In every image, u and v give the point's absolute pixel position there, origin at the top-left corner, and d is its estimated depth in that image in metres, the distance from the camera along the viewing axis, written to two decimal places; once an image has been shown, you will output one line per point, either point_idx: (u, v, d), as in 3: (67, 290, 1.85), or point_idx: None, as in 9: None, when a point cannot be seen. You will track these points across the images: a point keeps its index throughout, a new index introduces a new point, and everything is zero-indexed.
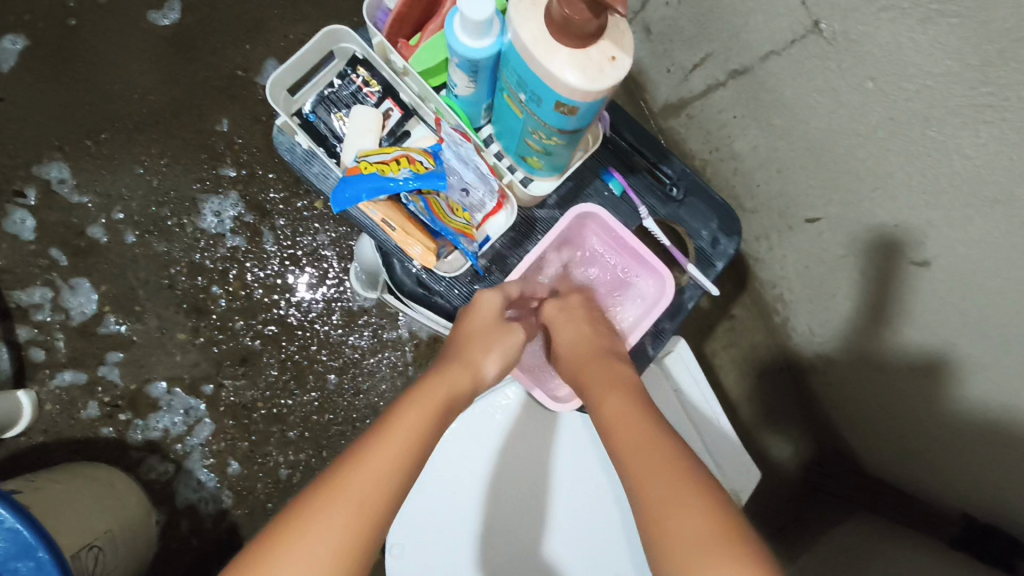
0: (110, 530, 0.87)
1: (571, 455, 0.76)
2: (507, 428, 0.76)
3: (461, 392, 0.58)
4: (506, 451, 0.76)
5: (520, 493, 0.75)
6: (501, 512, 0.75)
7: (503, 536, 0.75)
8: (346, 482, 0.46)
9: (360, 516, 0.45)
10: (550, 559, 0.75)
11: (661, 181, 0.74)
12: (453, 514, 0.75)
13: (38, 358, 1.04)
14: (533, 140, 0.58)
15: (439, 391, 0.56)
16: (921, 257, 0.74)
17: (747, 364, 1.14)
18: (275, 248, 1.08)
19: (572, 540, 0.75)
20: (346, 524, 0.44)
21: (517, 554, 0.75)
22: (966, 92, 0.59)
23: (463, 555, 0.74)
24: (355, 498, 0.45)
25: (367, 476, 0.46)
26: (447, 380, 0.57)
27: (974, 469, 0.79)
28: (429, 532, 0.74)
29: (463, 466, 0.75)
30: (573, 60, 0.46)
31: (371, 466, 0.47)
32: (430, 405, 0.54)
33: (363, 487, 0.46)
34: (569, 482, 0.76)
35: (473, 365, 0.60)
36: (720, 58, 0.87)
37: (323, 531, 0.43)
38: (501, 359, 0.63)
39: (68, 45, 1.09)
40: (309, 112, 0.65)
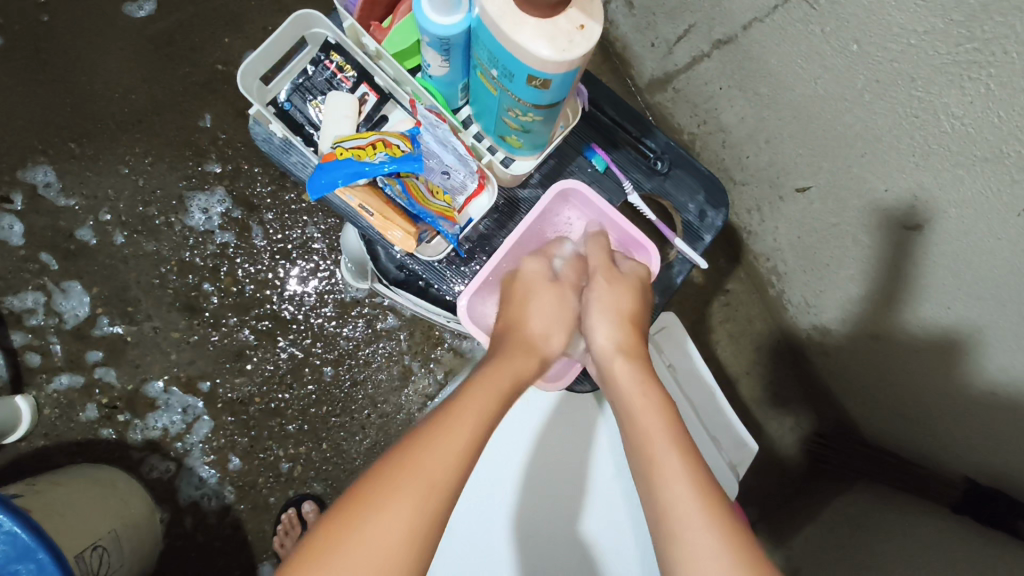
0: (114, 530, 0.87)
1: (612, 450, 0.75)
2: (545, 423, 0.76)
3: (525, 375, 0.59)
4: (544, 446, 0.76)
5: (560, 488, 0.75)
6: (540, 507, 0.74)
7: (542, 534, 0.73)
8: (418, 457, 0.47)
9: (435, 494, 0.45)
10: (590, 558, 0.73)
11: (645, 155, 0.72)
12: (486, 514, 0.74)
13: (34, 363, 1.04)
14: (510, 118, 0.57)
15: (504, 375, 0.57)
16: (913, 221, 0.73)
17: (744, 338, 1.13)
18: (265, 243, 1.08)
19: (614, 538, 0.73)
20: (420, 503, 0.45)
21: (555, 552, 0.73)
22: (951, 49, 0.58)
23: (501, 553, 0.73)
24: (428, 475, 0.46)
25: (439, 453, 0.47)
26: (511, 363, 0.59)
27: (974, 432, 0.78)
28: (467, 528, 0.73)
29: (500, 461, 0.75)
30: (541, 32, 0.44)
31: (443, 443, 0.48)
32: (497, 389, 0.55)
33: (436, 465, 0.47)
34: (611, 477, 0.74)
35: (535, 349, 0.62)
36: (703, 29, 0.86)
37: (399, 509, 0.44)
38: (561, 340, 0.65)
39: (46, 46, 1.08)
40: (283, 100, 0.63)
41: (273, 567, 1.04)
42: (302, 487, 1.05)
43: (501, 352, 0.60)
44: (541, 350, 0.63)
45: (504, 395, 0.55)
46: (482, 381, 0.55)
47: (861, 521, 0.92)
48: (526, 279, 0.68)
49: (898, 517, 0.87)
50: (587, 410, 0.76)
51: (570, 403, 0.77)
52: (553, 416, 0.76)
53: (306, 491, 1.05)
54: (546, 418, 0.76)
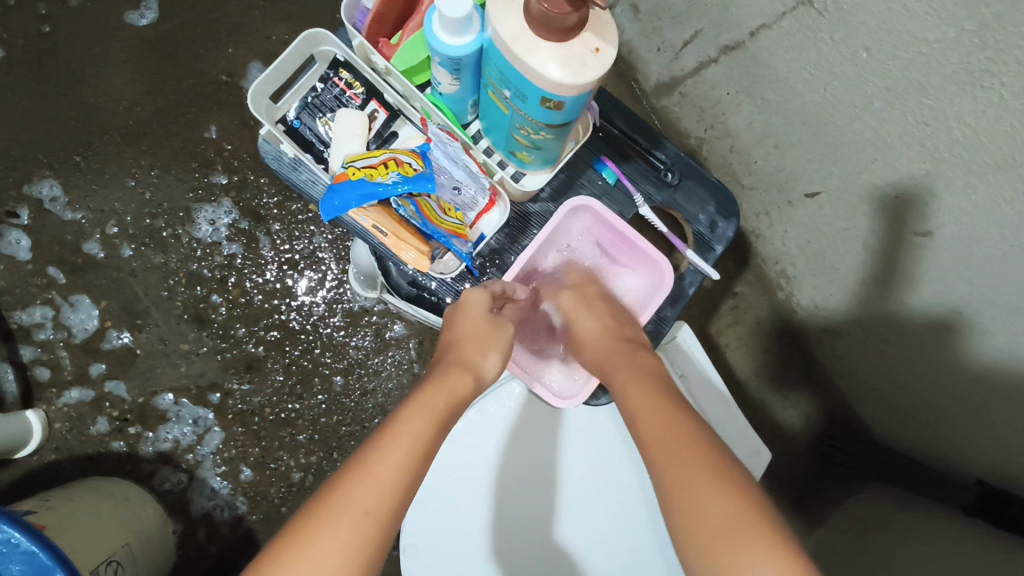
0: (128, 544, 0.88)
1: (583, 450, 0.76)
2: (514, 426, 0.76)
3: (463, 394, 0.57)
4: (515, 450, 0.76)
5: (534, 492, 0.75)
6: (516, 512, 0.75)
7: (519, 538, 0.74)
8: (352, 488, 0.46)
9: (365, 526, 0.44)
10: (568, 556, 0.74)
11: (656, 167, 0.72)
12: (464, 514, 0.74)
13: (44, 377, 1.04)
14: (522, 135, 0.57)
15: (441, 396, 0.55)
16: (925, 228, 0.73)
17: (754, 340, 1.13)
18: (272, 253, 1.08)
19: (589, 536, 0.75)
20: (352, 536, 0.43)
21: (534, 554, 0.74)
22: (962, 58, 0.58)
23: (479, 558, 0.74)
24: (359, 508, 0.45)
25: (371, 484, 0.46)
26: (448, 382, 0.57)
27: (987, 436, 0.78)
28: (444, 537, 0.74)
29: (473, 469, 0.75)
30: (555, 55, 0.44)
31: (376, 473, 0.47)
32: (433, 410, 0.53)
33: (367, 496, 0.45)
34: (584, 476, 0.76)
35: (473, 366, 0.60)
36: (710, 34, 0.86)
37: (330, 543, 0.43)
38: (500, 357, 0.63)
39: (49, 60, 1.08)
40: (293, 118, 0.63)
41: None
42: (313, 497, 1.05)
43: (438, 373, 0.58)
44: (479, 369, 0.60)
45: (443, 417, 0.53)
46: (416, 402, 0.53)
47: (874, 524, 0.92)
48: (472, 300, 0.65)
49: (911, 521, 0.87)
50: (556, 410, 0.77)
51: (536, 406, 0.77)
52: (521, 419, 0.76)
53: None
54: (514, 422, 0.76)
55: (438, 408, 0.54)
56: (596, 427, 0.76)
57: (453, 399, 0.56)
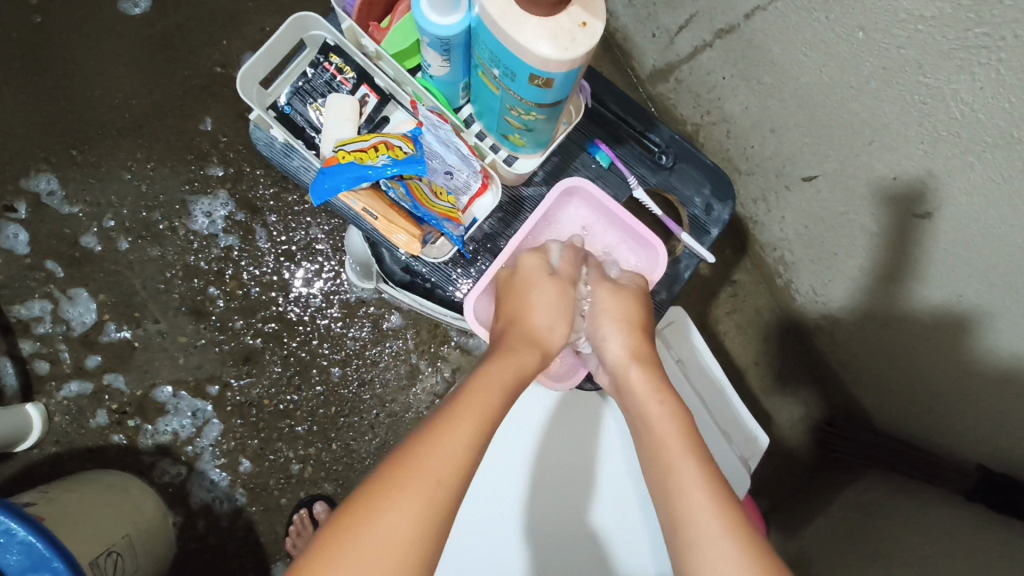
0: (128, 535, 0.88)
1: (620, 444, 0.74)
2: (550, 420, 0.74)
3: (529, 371, 0.57)
4: (555, 446, 0.74)
5: (569, 485, 0.73)
6: (550, 506, 0.72)
7: (552, 533, 0.72)
8: (420, 458, 0.45)
9: (435, 497, 0.44)
10: (604, 554, 0.71)
11: (650, 150, 0.72)
12: (500, 523, 0.72)
13: (43, 370, 1.04)
14: (513, 117, 0.56)
15: (508, 371, 0.55)
16: (923, 209, 0.72)
17: (752, 328, 1.12)
18: (268, 245, 1.08)
19: (626, 534, 0.72)
20: (422, 504, 0.43)
21: (567, 552, 0.72)
22: (959, 35, 0.57)
23: (511, 555, 0.71)
24: (430, 477, 0.44)
25: (438, 460, 0.45)
26: (517, 356, 0.57)
27: (988, 419, 0.78)
28: (481, 549, 0.71)
29: (507, 463, 0.73)
30: (543, 31, 0.44)
31: (445, 445, 0.46)
32: (500, 384, 0.54)
33: (436, 465, 0.45)
34: (621, 471, 0.73)
35: (541, 346, 0.60)
36: (705, 18, 0.85)
37: (400, 511, 0.42)
38: (565, 328, 0.64)
39: (45, 53, 1.08)
40: (284, 103, 0.63)
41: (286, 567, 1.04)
42: (313, 488, 1.06)
43: (507, 347, 0.58)
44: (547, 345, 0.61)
45: (509, 391, 0.54)
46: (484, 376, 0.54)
47: (873, 509, 0.92)
48: (531, 270, 0.65)
49: (911, 505, 0.87)
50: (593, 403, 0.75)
51: (572, 399, 0.75)
52: (557, 412, 0.74)
53: (317, 491, 1.05)
54: (549, 416, 0.74)
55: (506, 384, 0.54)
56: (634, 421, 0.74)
57: (519, 375, 0.56)
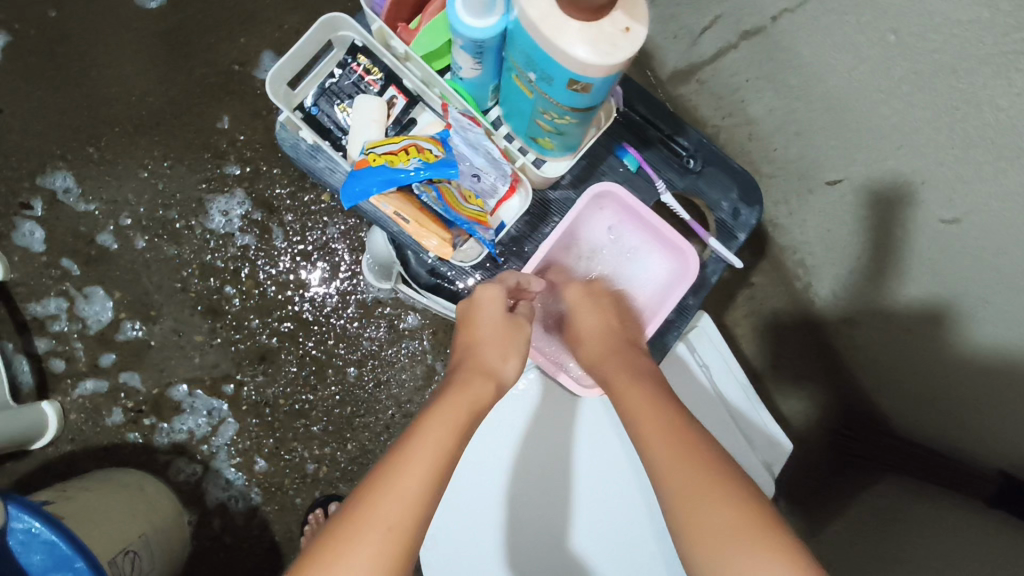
0: (144, 534, 0.88)
1: (598, 448, 0.75)
2: (532, 424, 0.75)
3: (484, 398, 0.57)
4: (536, 447, 0.75)
5: (548, 489, 0.74)
6: (530, 508, 0.74)
7: (532, 535, 0.74)
8: (373, 507, 0.45)
9: (389, 547, 0.44)
10: (580, 555, 0.74)
11: (677, 154, 0.71)
12: (479, 522, 0.74)
13: (58, 368, 1.04)
14: (544, 120, 0.56)
15: (462, 407, 0.54)
16: (950, 215, 0.71)
17: (770, 332, 1.12)
18: (285, 244, 1.07)
19: (601, 535, 0.74)
20: (378, 552, 0.43)
21: (545, 552, 0.74)
22: (997, 40, 0.58)
23: (491, 555, 0.74)
24: (383, 526, 0.44)
25: (394, 500, 0.46)
26: (471, 389, 0.56)
27: (1011, 427, 0.77)
28: (461, 547, 0.73)
29: (489, 466, 0.74)
30: (584, 36, 0.43)
31: (400, 491, 0.46)
32: (455, 420, 0.53)
33: (390, 513, 0.45)
34: (598, 474, 0.74)
35: (495, 371, 0.59)
36: (731, 19, 0.84)
37: (356, 563, 0.42)
38: (519, 361, 0.62)
39: (62, 50, 1.07)
40: (311, 105, 0.63)
41: None
42: (328, 489, 1.05)
43: (460, 379, 0.57)
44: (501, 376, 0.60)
45: (465, 426, 0.53)
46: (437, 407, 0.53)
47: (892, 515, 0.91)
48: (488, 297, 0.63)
49: (933, 511, 0.86)
50: (572, 406, 0.75)
51: (553, 400, 0.75)
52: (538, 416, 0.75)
53: (332, 491, 1.05)
54: (531, 419, 0.75)
55: (460, 415, 0.53)
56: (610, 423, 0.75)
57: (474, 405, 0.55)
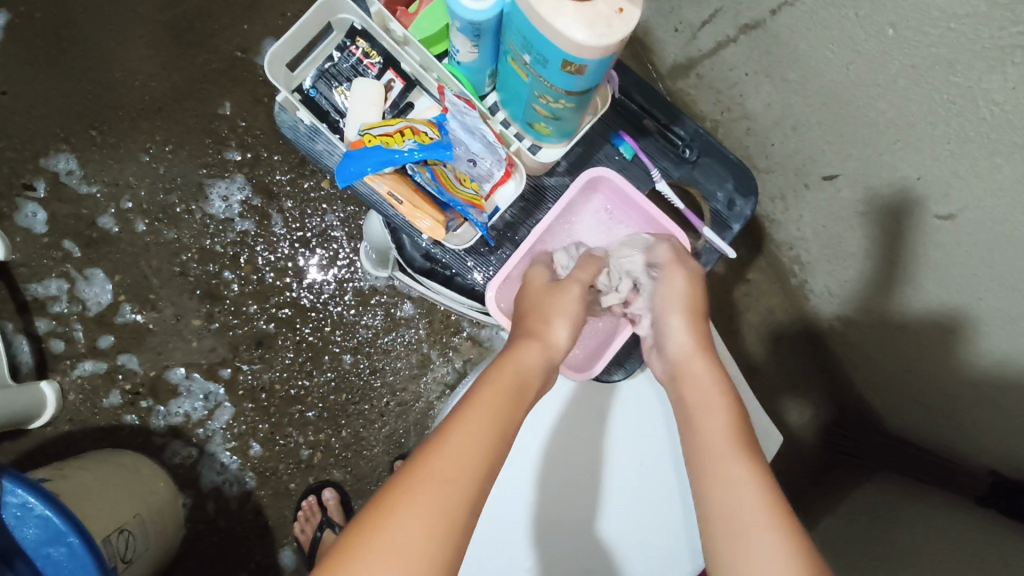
0: (139, 514, 0.88)
1: (629, 448, 0.75)
2: (560, 422, 0.75)
3: (532, 367, 0.57)
4: (573, 443, 0.75)
5: (578, 489, 0.74)
6: (560, 509, 0.74)
7: (566, 531, 0.74)
8: (427, 463, 0.46)
9: (445, 502, 0.44)
10: (610, 555, 0.74)
11: (673, 143, 0.71)
12: (513, 516, 0.73)
13: (58, 349, 1.05)
14: (540, 105, 0.56)
15: (509, 372, 0.55)
16: (945, 210, 0.71)
17: (765, 328, 1.12)
18: (284, 231, 1.08)
19: (632, 535, 0.74)
20: (434, 506, 0.43)
21: (573, 554, 0.74)
22: (993, 34, 0.57)
23: (521, 557, 0.73)
24: (437, 481, 0.44)
25: (449, 458, 0.46)
26: (517, 355, 0.57)
27: (1003, 425, 0.77)
28: (495, 540, 0.73)
29: (525, 461, 0.74)
30: (579, 16, 0.44)
31: (452, 448, 0.47)
32: (505, 387, 0.54)
33: (445, 469, 0.45)
34: (628, 474, 0.74)
35: (540, 335, 0.60)
36: (729, 13, 0.84)
37: (413, 515, 0.42)
38: (568, 327, 0.63)
39: (66, 33, 1.08)
40: (309, 87, 0.63)
41: (294, 552, 1.05)
42: (322, 475, 1.06)
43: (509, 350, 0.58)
44: (548, 341, 0.60)
45: (513, 389, 0.54)
46: (489, 378, 0.54)
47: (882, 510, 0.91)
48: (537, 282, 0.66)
49: (924, 507, 0.86)
50: (599, 404, 0.75)
51: (590, 396, 0.75)
52: (566, 415, 0.75)
53: (325, 478, 1.06)
54: (558, 417, 0.75)
55: (509, 383, 0.54)
56: (642, 421, 0.75)
57: (522, 373, 0.56)
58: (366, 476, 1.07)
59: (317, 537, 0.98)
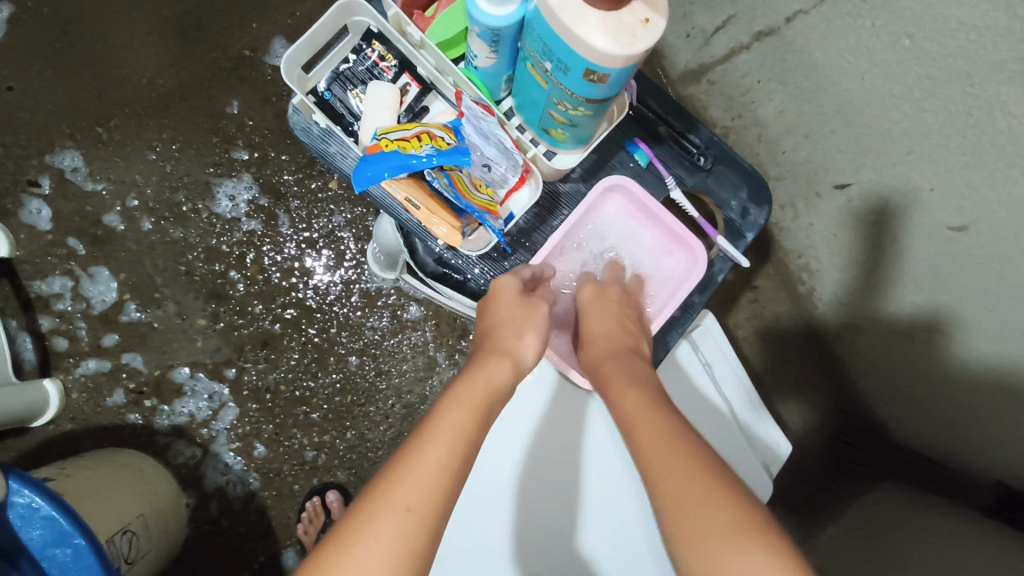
0: (143, 514, 0.88)
1: (607, 446, 0.74)
2: (539, 421, 0.76)
3: (502, 382, 0.56)
4: (550, 439, 0.75)
5: (558, 490, 0.74)
6: (539, 509, 0.74)
7: (542, 529, 0.74)
8: (392, 488, 0.44)
9: (411, 529, 0.42)
10: (588, 561, 0.72)
11: (688, 151, 0.71)
12: (489, 511, 0.74)
13: (61, 347, 1.04)
14: (558, 111, 0.56)
15: (479, 389, 0.54)
16: (958, 222, 0.71)
17: (772, 335, 1.12)
18: (291, 231, 1.07)
19: (611, 542, 0.73)
20: (399, 534, 0.42)
21: (549, 553, 0.73)
22: (1013, 46, 0.57)
23: (499, 554, 0.73)
24: (401, 509, 0.43)
25: (414, 480, 0.45)
26: (488, 372, 0.56)
27: (1011, 437, 0.77)
28: (471, 534, 0.73)
29: (502, 456, 0.75)
30: (603, 26, 0.43)
31: (419, 473, 0.45)
32: (473, 406, 0.52)
33: (409, 494, 0.44)
34: (609, 477, 0.74)
35: (512, 351, 0.59)
36: (744, 20, 0.84)
37: (377, 545, 0.41)
38: (537, 340, 0.62)
39: (73, 29, 1.07)
40: (324, 90, 0.63)
41: (297, 553, 1.05)
42: (326, 476, 1.06)
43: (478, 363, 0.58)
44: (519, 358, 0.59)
45: (481, 405, 0.53)
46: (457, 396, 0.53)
47: (888, 518, 0.91)
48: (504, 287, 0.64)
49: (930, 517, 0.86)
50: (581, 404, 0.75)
51: (568, 393, 0.76)
52: (547, 415, 0.75)
53: (329, 479, 1.06)
54: (539, 417, 0.76)
55: (478, 401, 0.53)
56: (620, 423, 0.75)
57: (491, 390, 0.55)
58: (370, 478, 1.06)
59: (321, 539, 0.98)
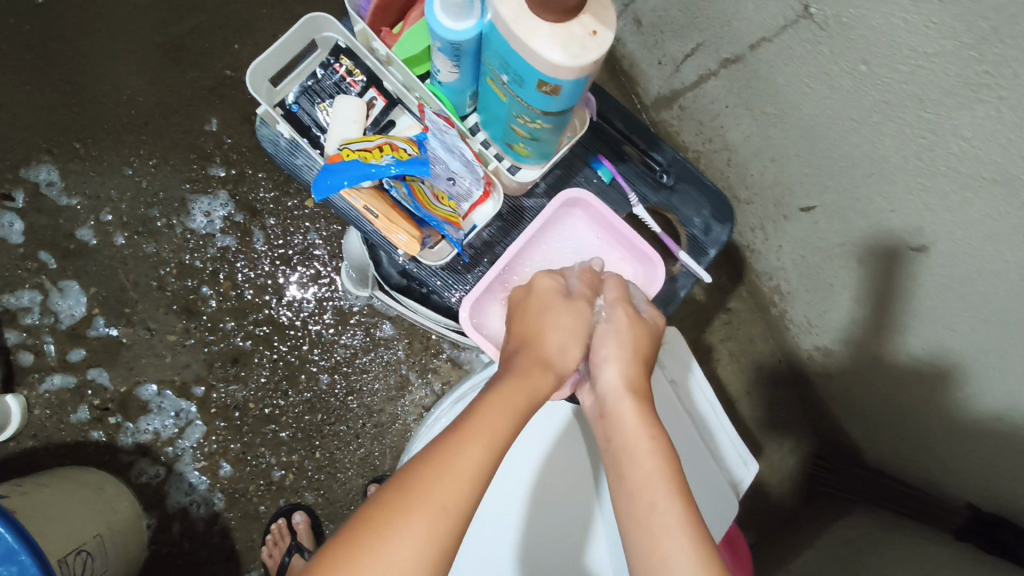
0: (100, 534, 0.85)
1: None
2: (555, 442, 0.73)
3: (542, 389, 0.55)
4: (563, 463, 0.73)
5: (566, 514, 0.71)
6: (545, 528, 0.71)
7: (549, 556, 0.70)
8: (426, 489, 0.43)
9: (441, 531, 0.42)
10: None
11: (652, 169, 0.73)
12: (496, 536, 0.71)
13: (27, 362, 1.03)
14: (519, 124, 0.57)
15: (522, 394, 0.53)
16: (919, 242, 0.72)
17: (745, 357, 1.12)
18: (265, 248, 1.07)
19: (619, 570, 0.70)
20: (430, 534, 0.42)
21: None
22: (960, 71, 0.58)
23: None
24: (436, 509, 0.42)
25: (448, 480, 0.44)
26: (528, 376, 0.55)
27: (980, 459, 0.77)
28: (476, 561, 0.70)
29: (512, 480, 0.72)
30: (555, 37, 0.45)
31: (451, 472, 0.44)
32: (513, 406, 0.51)
33: (444, 495, 0.43)
34: None
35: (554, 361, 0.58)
36: (711, 47, 0.87)
37: (405, 540, 0.41)
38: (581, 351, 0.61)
39: (55, 47, 1.08)
40: (291, 102, 0.64)
41: None
42: (293, 497, 1.03)
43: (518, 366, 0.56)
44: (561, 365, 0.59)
45: (522, 417, 0.51)
46: (495, 396, 0.51)
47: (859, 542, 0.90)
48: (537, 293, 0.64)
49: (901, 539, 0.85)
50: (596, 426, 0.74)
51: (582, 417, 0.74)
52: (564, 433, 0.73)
53: (297, 500, 1.03)
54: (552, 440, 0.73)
55: (519, 405, 0.52)
56: None
57: (531, 396, 0.54)
58: (339, 499, 1.04)
59: (286, 562, 0.95)
